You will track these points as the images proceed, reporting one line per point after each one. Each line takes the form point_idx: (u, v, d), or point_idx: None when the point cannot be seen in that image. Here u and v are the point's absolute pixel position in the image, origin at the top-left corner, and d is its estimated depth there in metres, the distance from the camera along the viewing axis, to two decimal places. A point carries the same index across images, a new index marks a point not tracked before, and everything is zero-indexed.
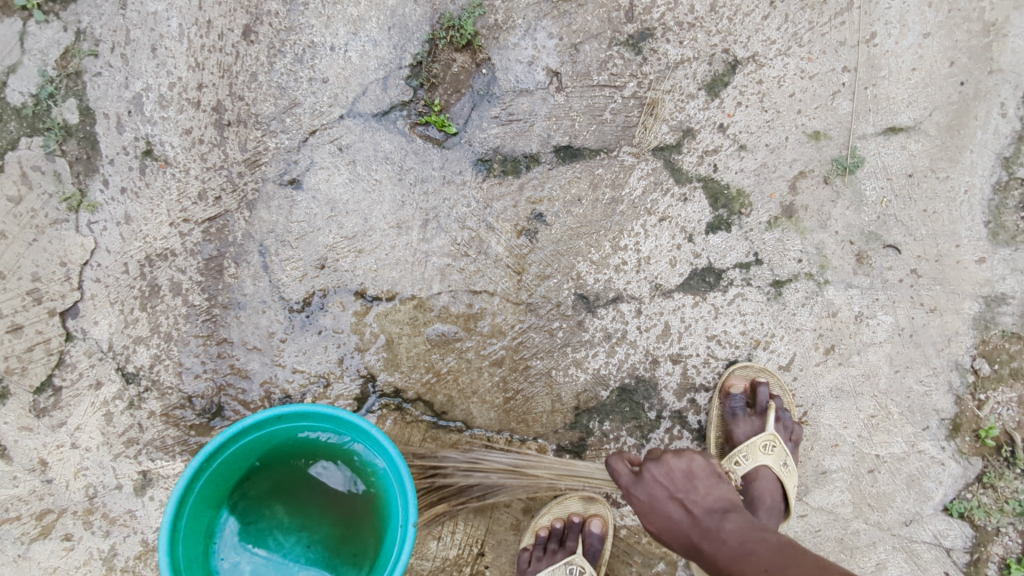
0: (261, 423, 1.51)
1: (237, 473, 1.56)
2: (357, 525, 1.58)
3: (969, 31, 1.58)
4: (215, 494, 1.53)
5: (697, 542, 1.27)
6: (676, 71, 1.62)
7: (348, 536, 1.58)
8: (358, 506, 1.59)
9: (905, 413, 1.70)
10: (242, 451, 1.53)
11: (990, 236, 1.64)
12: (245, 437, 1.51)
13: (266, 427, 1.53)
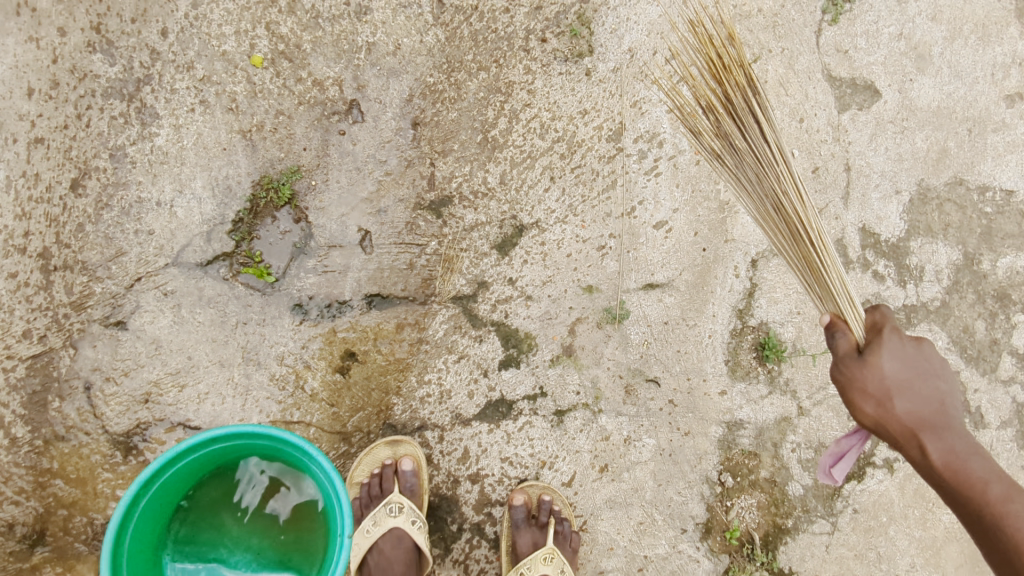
0: (194, 446, 1.60)
1: (191, 478, 1.70)
2: (305, 527, 1.74)
3: (709, 208, 1.96)
4: (166, 507, 1.67)
5: (924, 434, 1.29)
6: (472, 232, 1.90)
7: (296, 544, 1.74)
8: (309, 510, 1.75)
9: (666, 518, 2.00)
10: (189, 467, 1.66)
11: (729, 371, 2.00)
12: (188, 456, 1.63)
13: (205, 445, 1.64)
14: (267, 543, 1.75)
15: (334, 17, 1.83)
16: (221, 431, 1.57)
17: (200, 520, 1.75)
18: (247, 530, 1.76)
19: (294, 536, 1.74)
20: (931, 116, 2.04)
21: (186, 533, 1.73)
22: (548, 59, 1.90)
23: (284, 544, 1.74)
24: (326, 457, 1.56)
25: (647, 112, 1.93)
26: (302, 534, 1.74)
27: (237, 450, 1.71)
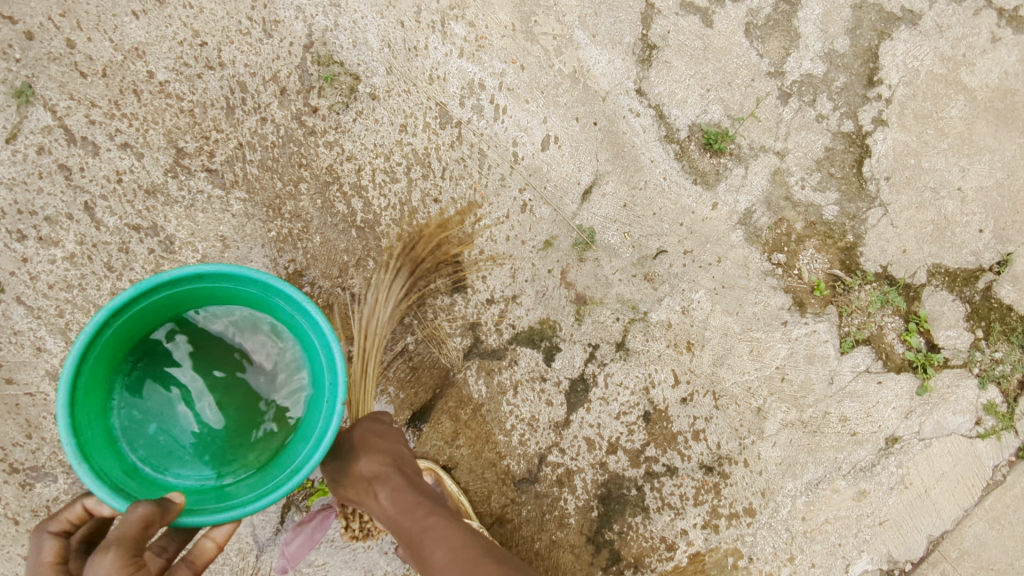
0: (182, 280, 1.32)
1: (139, 329, 1.35)
2: (279, 414, 1.43)
3: (567, 90, 1.85)
4: (111, 360, 1.33)
5: None
6: (426, 300, 1.84)
7: (272, 421, 1.41)
8: (277, 364, 1.43)
9: (765, 328, 2.04)
10: (153, 310, 1.34)
11: (704, 186, 1.95)
12: (184, 286, 1.34)
13: (179, 286, 1.34)
14: (218, 424, 1.38)
15: (156, 271, 1.70)
16: (217, 267, 1.32)
17: (147, 377, 1.37)
18: (184, 397, 1.37)
19: (257, 423, 1.41)
20: None
21: (132, 374, 1.37)
22: (335, 119, 1.75)
23: (246, 422, 1.40)
24: (325, 320, 1.35)
25: (446, 73, 1.78)
26: (272, 408, 1.41)
27: (197, 296, 1.38)
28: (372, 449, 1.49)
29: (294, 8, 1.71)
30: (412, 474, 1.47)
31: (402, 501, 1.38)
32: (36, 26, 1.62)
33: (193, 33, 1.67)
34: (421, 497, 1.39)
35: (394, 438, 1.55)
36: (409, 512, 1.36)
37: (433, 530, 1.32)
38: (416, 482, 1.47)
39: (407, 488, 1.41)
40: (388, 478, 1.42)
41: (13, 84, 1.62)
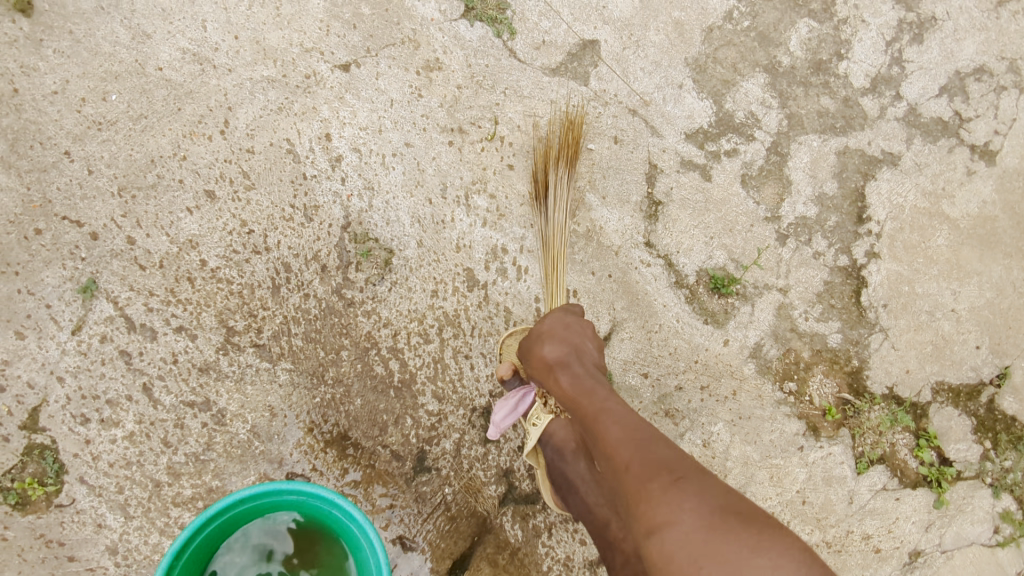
0: (228, 506, 1.58)
1: (205, 552, 1.63)
2: None
3: (583, 249, 2.00)
4: None
5: None
6: (461, 451, 1.94)
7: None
8: (326, 547, 1.71)
9: (784, 454, 2.13)
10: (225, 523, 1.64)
11: (715, 325, 2.09)
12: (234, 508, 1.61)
13: (225, 511, 1.59)
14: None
15: (208, 443, 1.81)
16: (252, 492, 1.55)
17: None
18: None
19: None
20: (644, 14, 2.04)
21: None
22: (372, 290, 1.89)
23: None
24: (360, 509, 1.55)
25: (472, 242, 1.94)
26: None
27: (247, 513, 1.66)
28: (579, 328, 1.60)
29: (332, 193, 1.87)
30: (592, 370, 1.49)
31: (581, 386, 1.42)
32: (100, 227, 1.77)
33: (241, 222, 1.83)
34: (599, 383, 1.42)
35: (590, 342, 1.58)
36: (598, 384, 1.42)
37: (610, 405, 1.34)
38: (599, 359, 1.56)
39: (593, 375, 1.45)
40: (568, 367, 1.48)
41: (79, 280, 1.75)
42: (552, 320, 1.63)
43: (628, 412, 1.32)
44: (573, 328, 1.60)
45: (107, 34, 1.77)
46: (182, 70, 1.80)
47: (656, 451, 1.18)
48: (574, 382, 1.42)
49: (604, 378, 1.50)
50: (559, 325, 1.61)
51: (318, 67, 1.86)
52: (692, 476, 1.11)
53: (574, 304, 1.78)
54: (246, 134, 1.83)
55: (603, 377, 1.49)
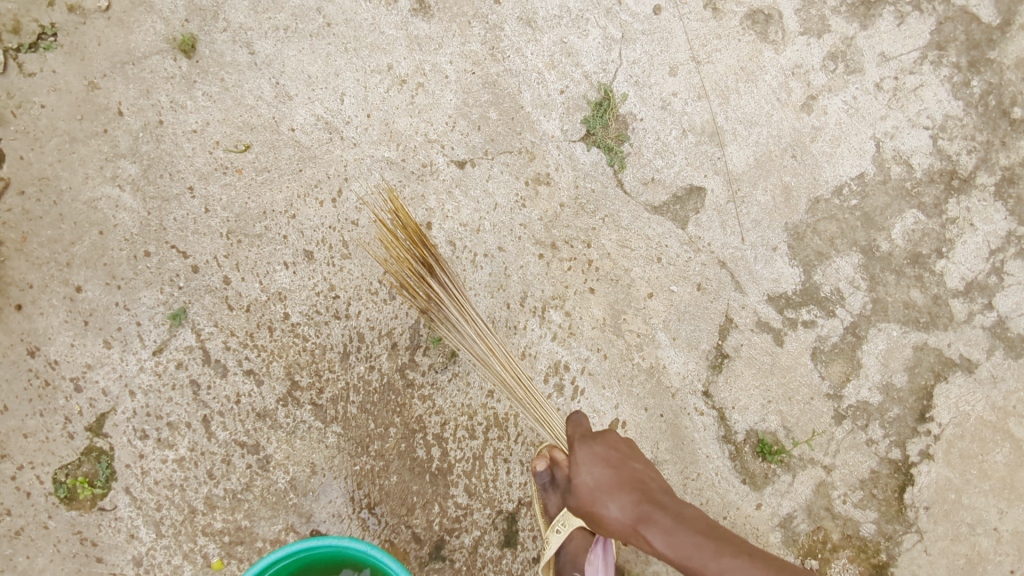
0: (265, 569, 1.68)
1: None
2: None
3: (641, 383, 2.04)
4: None
5: None
6: (478, 549, 1.98)
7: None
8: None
9: None
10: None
11: (752, 486, 2.09)
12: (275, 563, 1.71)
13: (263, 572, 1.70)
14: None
15: (248, 483, 1.89)
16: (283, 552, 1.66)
17: None
18: None
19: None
20: (756, 172, 2.07)
21: None
22: (433, 376, 1.96)
23: None
24: (389, 557, 1.66)
25: (538, 352, 1.99)
26: None
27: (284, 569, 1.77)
28: (631, 458, 1.56)
29: (419, 278, 1.95)
30: (673, 507, 1.46)
31: (681, 546, 1.40)
32: (202, 262, 1.88)
33: (330, 286, 1.92)
34: (697, 535, 1.40)
35: (633, 465, 1.54)
36: (691, 523, 1.42)
37: (725, 561, 1.35)
38: (662, 482, 1.53)
39: (680, 513, 1.45)
40: (653, 521, 1.44)
41: (171, 307, 1.87)
42: (586, 466, 1.54)
43: (727, 545, 1.38)
44: (623, 458, 1.56)
45: (254, 88, 1.89)
46: (312, 135, 1.91)
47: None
48: (671, 531, 1.41)
49: (681, 502, 1.49)
50: (604, 459, 1.54)
51: (436, 159, 1.95)
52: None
53: (574, 414, 1.71)
54: (355, 207, 1.92)
55: (686, 509, 1.46)
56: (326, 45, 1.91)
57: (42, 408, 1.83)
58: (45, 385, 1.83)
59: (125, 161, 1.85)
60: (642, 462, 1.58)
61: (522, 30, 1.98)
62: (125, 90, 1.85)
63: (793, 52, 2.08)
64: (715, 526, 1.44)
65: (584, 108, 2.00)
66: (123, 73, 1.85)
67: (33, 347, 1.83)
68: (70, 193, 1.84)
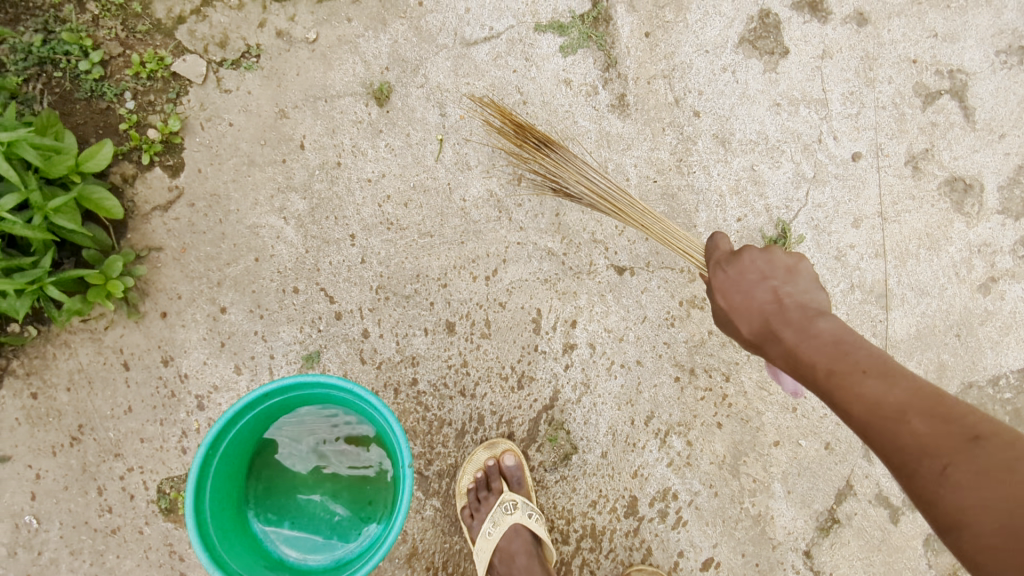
0: (253, 404, 1.62)
1: (249, 439, 1.73)
2: (373, 467, 1.83)
3: (744, 527, 1.97)
4: (240, 468, 1.74)
5: None
6: None
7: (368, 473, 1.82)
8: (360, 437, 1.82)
9: None
10: (241, 437, 1.69)
11: None
12: (245, 416, 1.63)
13: (257, 407, 1.65)
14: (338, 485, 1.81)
15: None
16: (272, 384, 1.57)
17: (269, 481, 1.79)
18: (310, 477, 1.81)
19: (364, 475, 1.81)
20: (914, 342, 1.98)
21: (260, 477, 1.78)
22: (540, 474, 1.93)
23: (363, 484, 1.82)
24: (373, 394, 1.57)
25: (650, 474, 1.94)
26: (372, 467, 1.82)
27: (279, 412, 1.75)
28: (742, 276, 1.34)
29: (551, 372, 1.91)
30: (800, 320, 1.23)
31: (827, 350, 1.17)
32: (347, 310, 1.86)
33: (463, 362, 1.89)
34: (828, 354, 1.16)
35: (760, 289, 1.31)
36: (843, 346, 1.16)
37: (850, 380, 1.11)
38: (799, 282, 1.30)
39: (811, 334, 1.20)
40: (777, 337, 1.24)
41: (307, 347, 1.86)
42: (729, 294, 1.35)
43: (891, 377, 1.09)
44: (773, 266, 1.32)
45: (436, 150, 1.86)
46: (482, 211, 1.88)
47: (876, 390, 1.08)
48: (808, 362, 1.18)
49: (806, 305, 1.26)
50: (738, 279, 1.35)
51: (597, 260, 1.91)
52: (963, 453, 0.96)
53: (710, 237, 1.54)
54: (505, 289, 1.89)
55: (817, 323, 1.21)
56: None
57: (163, 417, 1.84)
58: (170, 396, 1.85)
59: (295, 195, 1.84)
60: (788, 273, 1.31)
61: (715, 149, 1.91)
62: (312, 126, 1.84)
63: (984, 229, 1.98)
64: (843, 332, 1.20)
65: (757, 241, 1.93)
66: (313, 108, 1.83)
67: (168, 356, 1.84)
68: (237, 214, 1.83)
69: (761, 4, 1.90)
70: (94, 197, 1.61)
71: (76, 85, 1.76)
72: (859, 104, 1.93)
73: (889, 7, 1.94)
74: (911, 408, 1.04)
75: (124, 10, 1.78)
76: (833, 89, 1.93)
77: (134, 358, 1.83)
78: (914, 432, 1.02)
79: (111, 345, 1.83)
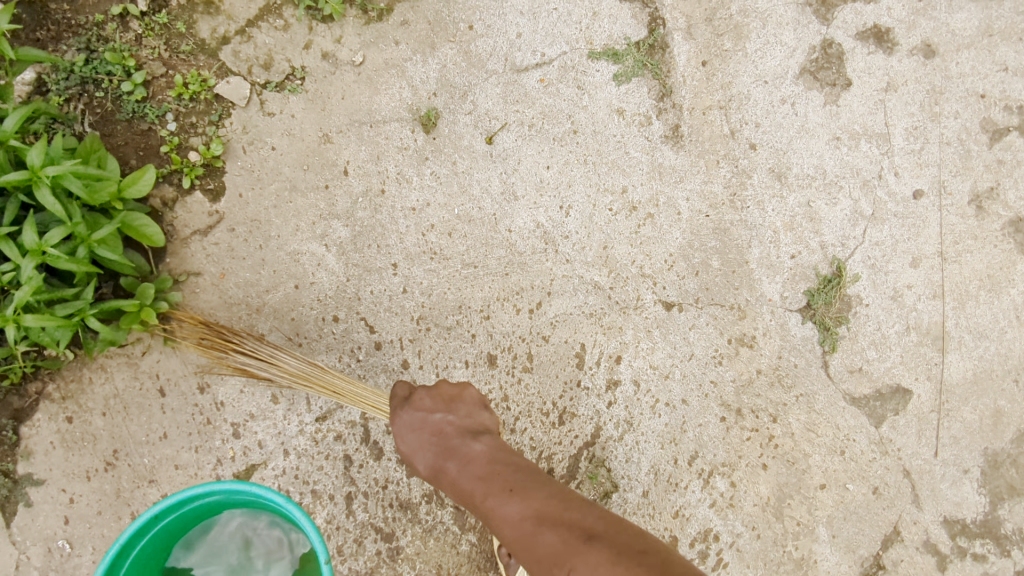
0: (147, 525, 1.49)
1: (158, 557, 1.60)
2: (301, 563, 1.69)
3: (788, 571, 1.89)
4: None
5: None
6: None
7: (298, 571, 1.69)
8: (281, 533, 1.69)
9: None
10: (145, 557, 1.56)
11: None
12: (137, 544, 1.51)
13: (153, 528, 1.52)
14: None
15: (372, 569, 1.82)
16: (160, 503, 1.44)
17: None
18: None
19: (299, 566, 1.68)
20: (970, 386, 1.91)
21: None
22: None
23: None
24: (275, 491, 1.46)
25: (692, 515, 1.87)
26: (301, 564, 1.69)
27: (187, 522, 1.62)
28: (462, 404, 1.43)
29: (593, 409, 1.85)
30: (463, 450, 1.35)
31: (481, 476, 1.31)
32: (387, 340, 1.81)
33: (504, 397, 1.82)
34: (477, 483, 1.30)
35: (430, 423, 1.40)
36: (497, 470, 1.31)
37: (498, 500, 1.26)
38: (470, 423, 1.41)
39: (533, 534, 1.20)
40: (446, 474, 1.34)
41: (345, 378, 1.81)
42: (403, 436, 1.41)
43: (532, 490, 1.28)
44: (451, 401, 1.44)
45: (483, 180, 1.81)
46: (528, 243, 1.82)
47: (597, 552, 1.13)
48: (467, 494, 1.31)
49: (491, 448, 1.37)
50: (423, 409, 1.41)
51: (645, 295, 1.85)
52: (581, 555, 1.14)
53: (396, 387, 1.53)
54: (549, 323, 1.84)
55: (475, 447, 1.35)
56: (567, 153, 1.82)
57: (198, 444, 1.81)
58: (206, 423, 1.81)
59: (338, 222, 1.80)
60: (473, 415, 1.43)
61: (770, 184, 1.84)
62: (357, 151, 1.79)
63: None
64: (496, 460, 1.34)
65: (810, 279, 1.87)
66: (358, 133, 1.79)
67: (204, 383, 1.81)
68: (278, 240, 1.79)
69: (823, 33, 1.84)
70: (135, 224, 1.56)
71: (118, 106, 1.71)
72: (922, 140, 1.86)
73: (957, 39, 1.86)
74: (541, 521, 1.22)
75: (168, 30, 1.74)
76: (895, 124, 1.86)
77: (170, 384, 1.80)
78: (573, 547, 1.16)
79: (147, 371, 1.79)
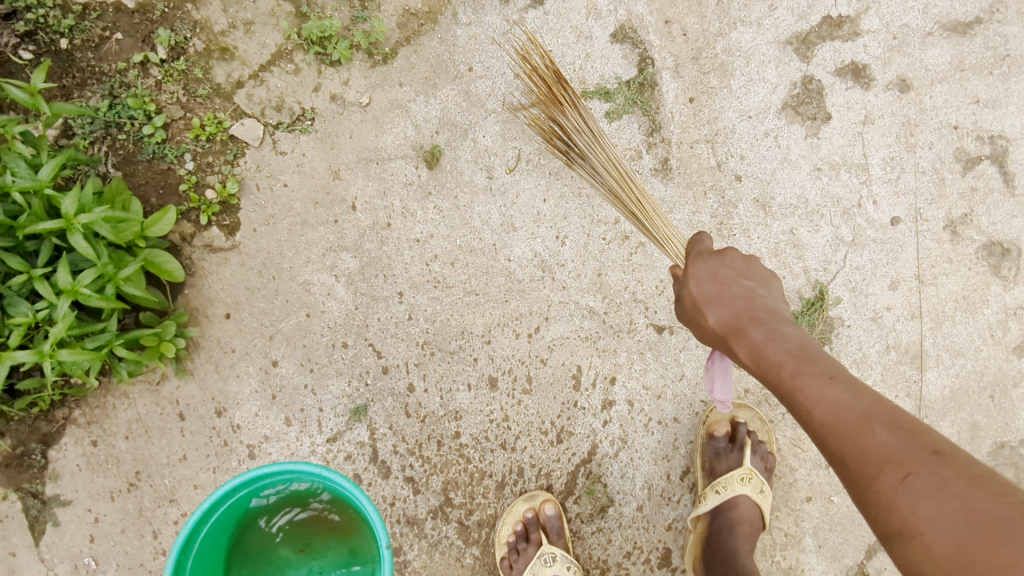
0: (222, 498, 1.68)
1: (228, 525, 1.79)
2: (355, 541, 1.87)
3: None
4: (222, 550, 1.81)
5: None
6: None
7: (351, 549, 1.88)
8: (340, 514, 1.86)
9: None
10: (217, 525, 1.75)
11: None
12: (215, 512, 1.71)
13: (225, 501, 1.71)
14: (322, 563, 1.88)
15: None
16: (236, 479, 1.61)
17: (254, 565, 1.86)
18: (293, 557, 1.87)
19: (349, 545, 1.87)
20: (948, 402, 2.00)
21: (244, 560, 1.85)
22: (577, 525, 1.97)
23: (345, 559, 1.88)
24: (342, 475, 1.62)
25: (684, 527, 1.97)
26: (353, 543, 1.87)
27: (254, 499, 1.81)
28: (732, 275, 1.34)
29: (590, 428, 1.96)
30: (772, 323, 1.24)
31: (766, 360, 1.20)
32: (393, 365, 1.92)
33: (504, 417, 1.93)
34: (788, 352, 1.18)
35: (736, 285, 1.32)
36: (801, 367, 1.16)
37: (812, 382, 1.13)
38: (758, 299, 1.30)
39: (860, 429, 1.06)
40: (745, 334, 1.24)
41: (354, 401, 1.91)
42: (695, 278, 1.36)
43: (854, 381, 1.12)
44: (721, 278, 1.33)
45: (484, 212, 1.92)
46: (526, 271, 1.93)
47: (920, 479, 0.98)
48: (772, 364, 1.19)
49: (789, 326, 1.25)
50: (707, 279, 1.34)
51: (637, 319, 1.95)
52: (928, 466, 0.99)
53: (695, 235, 1.47)
54: (547, 346, 1.94)
55: (786, 328, 1.23)
56: (562, 186, 1.92)
57: (216, 465, 1.91)
58: (223, 445, 1.91)
59: (346, 253, 1.90)
60: (761, 283, 1.34)
61: (756, 212, 1.95)
62: (364, 187, 1.90)
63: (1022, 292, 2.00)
64: (808, 347, 1.20)
65: (795, 302, 1.97)
66: (365, 169, 1.89)
67: (221, 407, 1.90)
68: (289, 271, 1.90)
69: (805, 70, 1.95)
70: (157, 261, 1.66)
71: (139, 147, 1.82)
72: (899, 169, 1.97)
73: (931, 74, 1.97)
74: (871, 413, 1.07)
75: (186, 75, 1.84)
76: (873, 155, 1.97)
77: (189, 409, 1.90)
78: (887, 467, 1.01)
79: (167, 397, 1.90)
